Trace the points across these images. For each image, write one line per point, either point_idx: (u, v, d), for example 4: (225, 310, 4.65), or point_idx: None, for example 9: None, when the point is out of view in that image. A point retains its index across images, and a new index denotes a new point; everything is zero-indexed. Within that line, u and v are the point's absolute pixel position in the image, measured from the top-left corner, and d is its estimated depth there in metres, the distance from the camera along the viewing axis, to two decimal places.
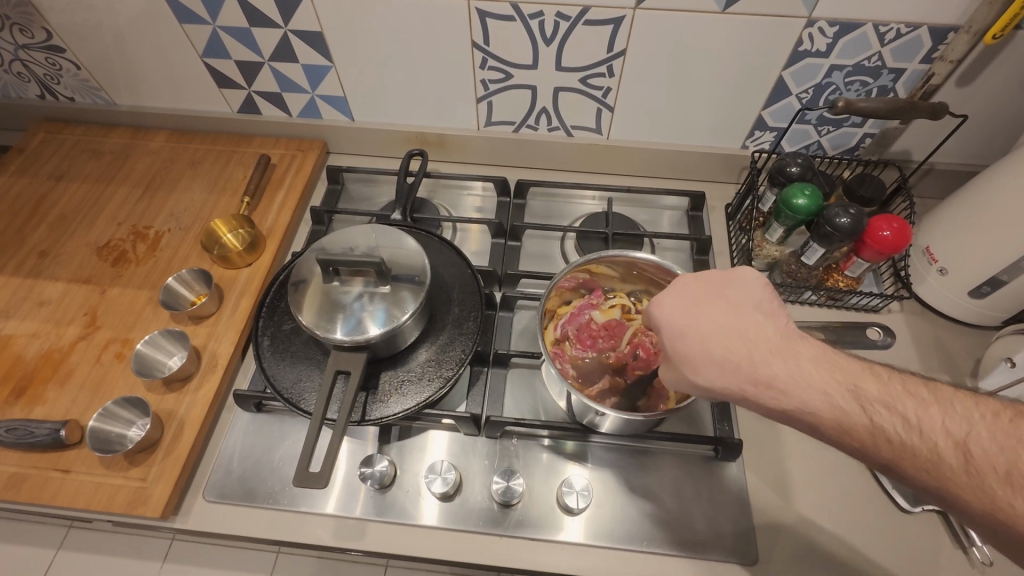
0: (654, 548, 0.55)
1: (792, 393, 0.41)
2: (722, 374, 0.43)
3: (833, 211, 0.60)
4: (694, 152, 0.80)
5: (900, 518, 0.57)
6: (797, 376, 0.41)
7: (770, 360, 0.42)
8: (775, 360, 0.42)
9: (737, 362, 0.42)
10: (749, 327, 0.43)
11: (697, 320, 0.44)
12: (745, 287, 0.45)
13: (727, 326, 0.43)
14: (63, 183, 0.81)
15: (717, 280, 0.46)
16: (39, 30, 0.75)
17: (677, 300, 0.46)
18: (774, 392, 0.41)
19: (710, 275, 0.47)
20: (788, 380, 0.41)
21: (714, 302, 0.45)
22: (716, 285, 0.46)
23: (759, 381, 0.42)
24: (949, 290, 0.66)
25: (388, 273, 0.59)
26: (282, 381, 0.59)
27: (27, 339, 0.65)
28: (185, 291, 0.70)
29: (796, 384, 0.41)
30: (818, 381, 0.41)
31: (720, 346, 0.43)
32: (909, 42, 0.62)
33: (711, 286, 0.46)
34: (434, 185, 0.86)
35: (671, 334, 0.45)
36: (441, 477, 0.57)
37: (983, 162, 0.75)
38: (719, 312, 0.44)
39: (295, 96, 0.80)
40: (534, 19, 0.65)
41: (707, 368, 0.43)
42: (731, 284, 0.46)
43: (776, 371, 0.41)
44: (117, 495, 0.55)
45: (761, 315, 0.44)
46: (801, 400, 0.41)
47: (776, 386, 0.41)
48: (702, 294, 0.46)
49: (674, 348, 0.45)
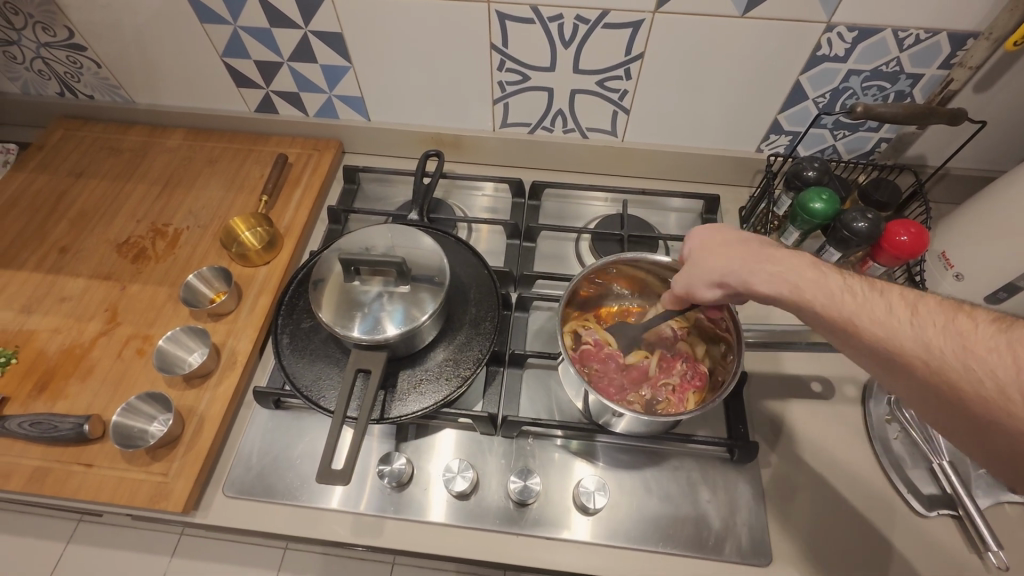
0: (669, 548, 0.55)
1: (809, 290, 0.46)
2: (748, 275, 0.49)
3: (850, 215, 0.60)
4: (709, 155, 0.80)
5: (915, 522, 0.57)
6: (819, 281, 0.46)
7: (799, 271, 0.47)
8: (803, 271, 0.47)
9: (764, 268, 0.49)
10: (777, 251, 0.50)
11: (735, 239, 0.53)
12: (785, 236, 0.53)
13: (760, 247, 0.51)
14: (83, 180, 0.81)
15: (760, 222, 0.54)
16: (61, 29, 0.76)
17: (721, 226, 0.55)
18: (793, 290, 0.47)
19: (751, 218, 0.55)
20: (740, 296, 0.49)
21: (754, 233, 0.53)
22: (758, 224, 0.54)
23: (781, 282, 0.48)
24: (965, 294, 0.65)
25: (408, 273, 0.59)
26: (302, 379, 0.59)
27: (49, 334, 0.66)
28: (204, 288, 0.71)
29: (816, 289, 0.46)
30: (834, 285, 0.46)
31: (751, 257, 0.50)
32: (928, 48, 0.62)
33: (750, 224, 0.54)
34: (449, 185, 0.87)
35: (709, 248, 0.53)
36: (459, 476, 0.57)
37: (999, 168, 0.75)
38: (755, 240, 0.52)
39: (313, 96, 0.81)
40: (553, 22, 0.65)
41: (735, 269, 0.50)
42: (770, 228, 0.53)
43: (799, 277, 0.47)
44: (139, 489, 0.56)
45: (793, 249, 0.51)
46: (810, 295, 0.46)
47: (800, 289, 0.47)
48: (745, 225, 0.54)
49: (708, 255, 0.53)
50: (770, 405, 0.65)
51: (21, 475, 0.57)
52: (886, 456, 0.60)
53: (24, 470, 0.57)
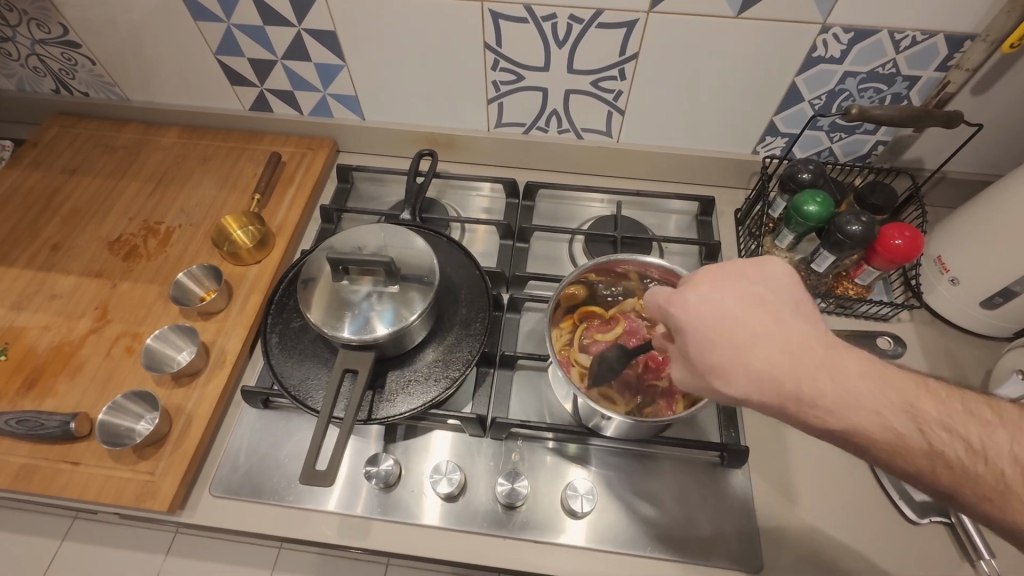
0: (657, 553, 0.55)
1: (845, 409, 0.40)
2: (758, 387, 0.41)
3: (844, 218, 0.60)
4: (705, 156, 0.80)
5: (907, 529, 0.56)
6: (844, 391, 0.40)
7: (815, 376, 0.40)
8: (818, 374, 0.40)
9: (776, 372, 0.41)
10: (786, 333, 0.41)
11: (732, 320, 0.42)
12: (774, 286, 0.44)
13: (764, 331, 0.41)
14: (76, 177, 0.81)
15: (748, 280, 0.44)
16: (55, 26, 0.75)
17: (710, 289, 0.44)
18: (818, 411, 0.40)
19: (734, 272, 0.44)
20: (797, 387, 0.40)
21: (751, 304, 0.42)
22: (747, 285, 0.43)
23: (800, 399, 0.40)
24: (959, 299, 0.66)
25: (397, 273, 0.59)
26: (290, 378, 0.59)
27: (38, 331, 0.66)
28: (194, 287, 0.71)
29: (845, 407, 0.40)
30: (870, 401, 0.40)
31: (761, 355, 0.41)
32: (925, 50, 0.62)
33: (736, 286, 0.43)
34: (443, 185, 0.86)
35: (699, 339, 0.42)
36: (446, 477, 0.57)
37: (997, 171, 0.74)
38: (754, 316, 0.42)
39: (307, 94, 0.81)
40: (547, 21, 0.65)
41: (742, 378, 0.41)
42: (764, 290, 0.43)
43: (821, 388, 0.40)
44: (126, 488, 0.56)
45: (800, 323, 0.42)
46: (853, 421, 0.40)
47: (820, 404, 0.40)
48: (733, 289, 0.43)
49: (703, 351, 0.42)
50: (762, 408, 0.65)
51: (8, 473, 0.57)
52: None
53: (10, 467, 0.57)
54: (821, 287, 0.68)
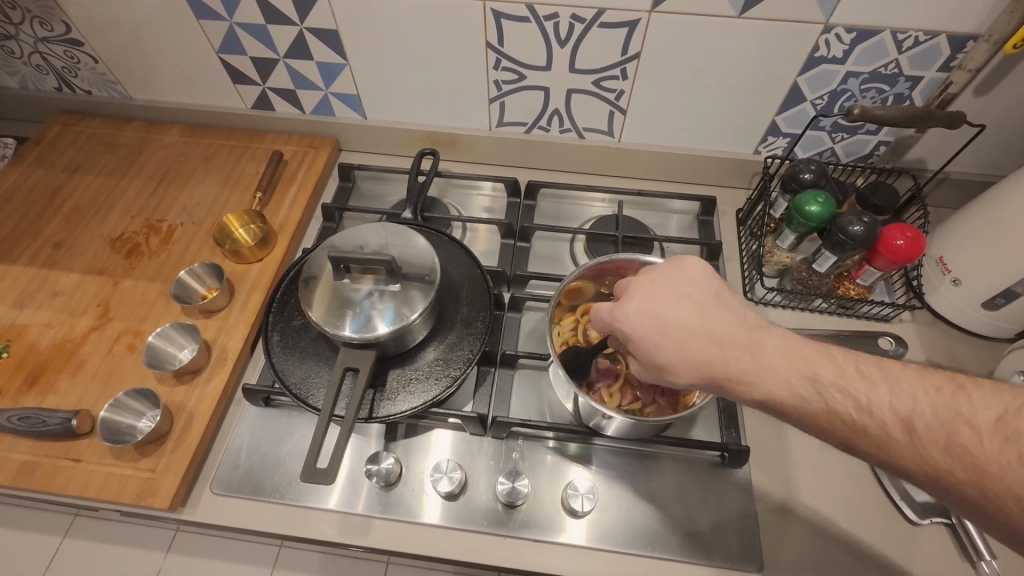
0: (657, 552, 0.55)
1: (765, 380, 0.42)
2: (695, 374, 0.44)
3: (846, 218, 0.60)
4: (706, 156, 0.80)
5: (908, 530, 0.56)
6: (765, 364, 0.42)
7: (740, 357, 0.43)
8: (742, 355, 0.43)
9: (708, 361, 0.43)
10: (714, 321, 0.44)
11: (661, 320, 0.45)
12: (689, 273, 0.47)
13: (692, 323, 0.44)
14: (79, 175, 0.82)
15: (669, 275, 0.47)
16: (58, 24, 0.76)
17: (644, 292, 0.46)
18: (745, 387, 0.43)
19: (657, 270, 0.48)
20: (748, 374, 0.42)
21: (682, 299, 0.45)
22: (669, 281, 0.47)
23: (729, 379, 0.43)
24: (961, 300, 0.66)
25: (398, 271, 0.59)
26: (291, 376, 0.59)
27: (40, 328, 0.66)
28: (196, 285, 0.71)
29: (764, 377, 0.42)
30: (780, 368, 0.42)
31: (693, 344, 0.44)
32: (927, 50, 0.62)
33: (665, 285, 0.46)
34: (445, 184, 0.86)
35: (639, 341, 0.46)
36: (447, 476, 0.57)
37: (1000, 172, 0.74)
38: (683, 311, 0.45)
39: (309, 93, 0.81)
40: (549, 20, 0.65)
41: (686, 369, 0.44)
42: (686, 282, 0.46)
43: (745, 367, 0.43)
44: (127, 485, 0.56)
45: (720, 306, 0.45)
46: (774, 393, 0.42)
47: (744, 381, 0.43)
48: (663, 287, 0.46)
49: (646, 352, 0.46)
50: (763, 408, 0.65)
51: (10, 469, 0.57)
52: (880, 462, 0.60)
53: (12, 464, 0.57)
54: (823, 287, 0.68)
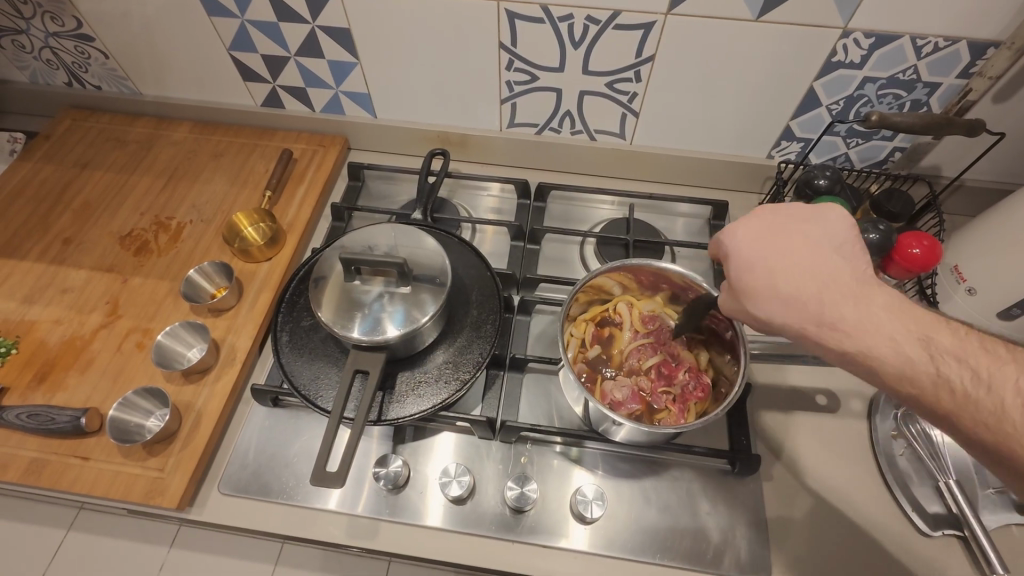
0: (666, 560, 0.54)
1: (854, 333, 0.42)
2: (786, 309, 0.45)
3: (861, 226, 0.59)
4: (718, 160, 0.79)
5: (920, 542, 0.56)
6: (865, 316, 0.42)
7: (843, 303, 0.43)
8: (845, 304, 0.43)
9: (804, 298, 0.44)
10: (819, 264, 0.45)
11: (770, 250, 0.47)
12: (826, 228, 0.47)
13: (796, 262, 0.45)
14: (88, 171, 0.81)
15: (799, 217, 0.48)
16: (69, 19, 0.75)
17: (756, 225, 0.48)
18: (836, 331, 0.43)
19: (801, 215, 0.48)
20: (857, 326, 0.42)
21: (792, 241, 0.46)
22: (792, 220, 0.48)
23: (823, 321, 0.43)
24: (976, 310, 0.64)
25: (409, 274, 0.58)
26: (300, 377, 0.59)
27: (50, 325, 0.66)
28: (205, 284, 0.71)
29: (863, 330, 0.42)
30: (888, 327, 0.42)
31: (789, 282, 0.45)
32: (947, 56, 0.61)
33: (789, 230, 0.47)
34: (454, 185, 0.86)
35: (742, 265, 0.48)
36: (455, 480, 0.57)
37: (1016, 180, 0.73)
38: (786, 247, 0.46)
39: (319, 91, 0.80)
40: (563, 21, 0.64)
41: (777, 304, 0.45)
42: (816, 231, 0.47)
43: (845, 313, 0.43)
44: (135, 484, 0.56)
45: (842, 260, 0.45)
46: (865, 345, 0.42)
47: (840, 328, 0.43)
48: (778, 232, 0.48)
49: (742, 278, 0.48)
50: (773, 415, 0.64)
51: (18, 466, 0.57)
52: (891, 472, 0.59)
53: (21, 461, 0.57)
54: None
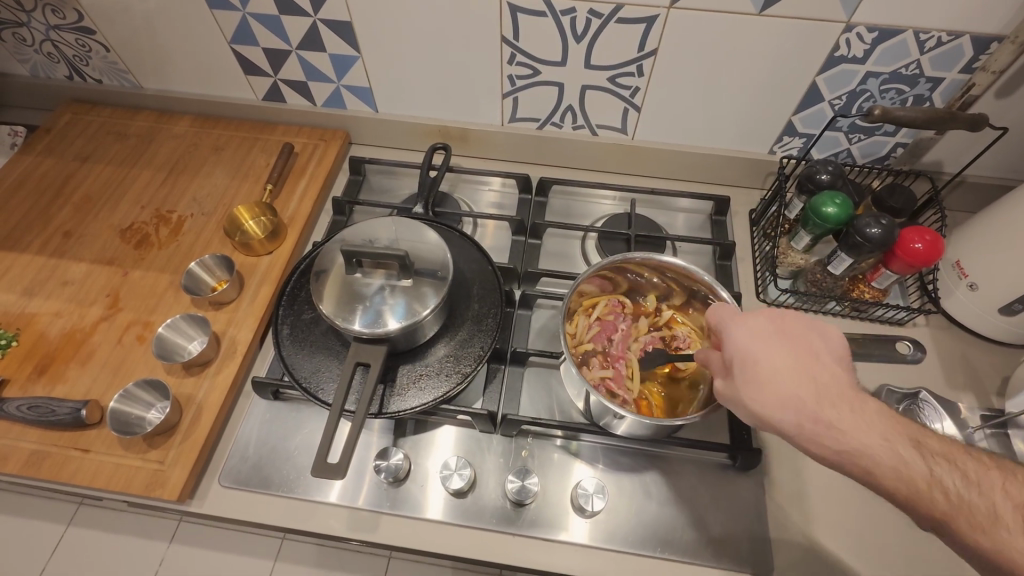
0: (666, 553, 0.54)
1: (851, 435, 0.41)
2: (784, 410, 0.42)
3: (863, 220, 0.59)
4: (719, 155, 0.79)
5: (920, 537, 0.56)
6: (859, 423, 0.42)
7: (836, 408, 0.42)
8: (839, 407, 0.42)
9: (802, 398, 0.42)
10: (813, 366, 0.44)
11: (771, 348, 0.44)
12: (828, 339, 0.45)
13: (794, 361, 0.44)
14: (88, 164, 0.81)
15: (803, 322, 0.46)
16: (71, 12, 0.75)
17: (756, 323, 0.46)
18: (832, 432, 0.41)
19: (793, 313, 0.47)
20: (850, 426, 0.41)
21: (792, 340, 0.45)
22: (799, 325, 0.46)
23: (819, 422, 0.42)
24: (981, 306, 0.65)
25: (411, 267, 0.58)
26: (301, 370, 0.59)
27: (50, 317, 0.66)
28: (206, 277, 0.71)
29: (857, 435, 0.41)
30: (878, 434, 0.41)
31: (786, 379, 0.43)
32: (950, 51, 0.61)
33: (789, 326, 0.46)
34: (455, 179, 0.86)
35: (740, 356, 0.45)
36: (456, 473, 0.57)
37: (1018, 176, 0.73)
38: (789, 351, 0.44)
39: (321, 85, 0.80)
40: (566, 15, 0.64)
41: (776, 403, 0.43)
42: (811, 331, 0.46)
43: (840, 417, 0.42)
44: (136, 476, 0.56)
45: (836, 366, 0.44)
46: (862, 443, 0.41)
47: (836, 430, 0.41)
48: (783, 328, 0.46)
49: (743, 372, 0.44)
50: None
51: (19, 458, 0.57)
52: None
53: (22, 452, 0.57)
54: (837, 290, 0.68)
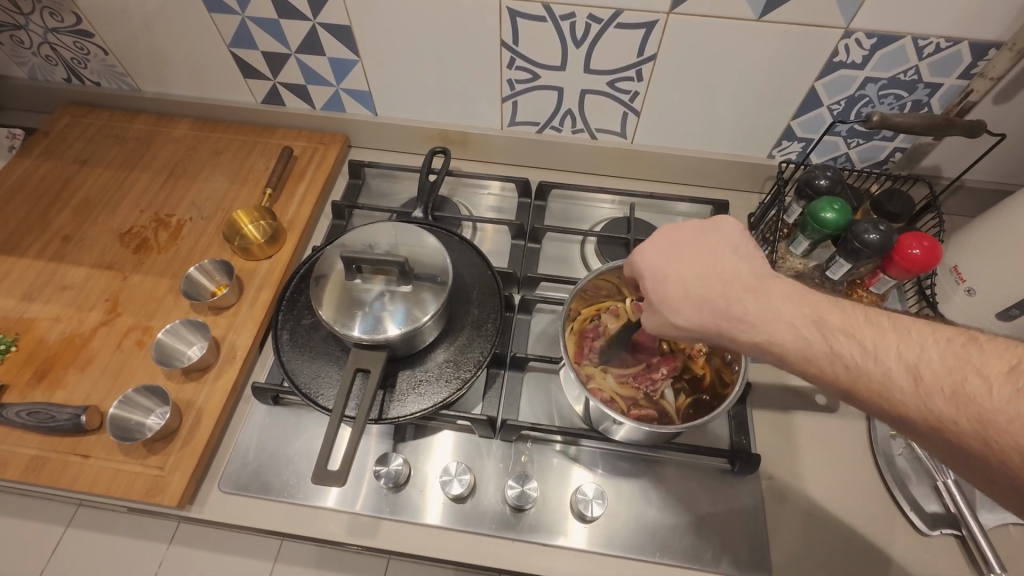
0: (665, 558, 0.55)
1: (761, 326, 0.43)
2: (700, 312, 0.45)
3: (862, 226, 0.59)
4: (718, 159, 0.79)
5: (917, 541, 0.56)
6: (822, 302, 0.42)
7: (742, 298, 0.44)
8: (748, 298, 0.44)
9: (711, 298, 0.45)
10: (715, 265, 0.46)
11: (672, 260, 0.48)
12: (724, 232, 0.48)
13: (694, 263, 0.46)
14: (87, 167, 0.81)
15: (694, 227, 0.49)
16: (69, 15, 0.75)
17: (659, 242, 0.49)
18: (745, 326, 0.43)
19: (690, 224, 0.49)
20: (759, 316, 0.43)
21: (693, 248, 0.47)
22: (693, 231, 0.48)
23: (731, 317, 0.44)
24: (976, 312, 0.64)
25: (410, 273, 0.58)
26: (300, 375, 0.59)
27: (49, 322, 0.66)
28: (206, 282, 0.71)
29: (766, 322, 0.42)
30: None
31: (695, 285, 0.46)
32: (948, 57, 0.61)
33: (680, 238, 0.48)
34: (454, 183, 0.86)
35: (651, 277, 0.48)
36: (456, 479, 0.57)
37: (1016, 181, 0.73)
38: (690, 255, 0.47)
39: (320, 89, 0.80)
40: (565, 20, 0.64)
41: (689, 308, 0.46)
42: (704, 231, 0.48)
43: (747, 308, 0.43)
44: (135, 482, 0.56)
45: (735, 256, 0.46)
46: (771, 334, 0.42)
47: (746, 321, 0.43)
48: (675, 240, 0.48)
49: (655, 290, 0.48)
50: (772, 415, 0.64)
51: (19, 464, 0.57)
52: (890, 471, 0.59)
53: (22, 458, 0.57)
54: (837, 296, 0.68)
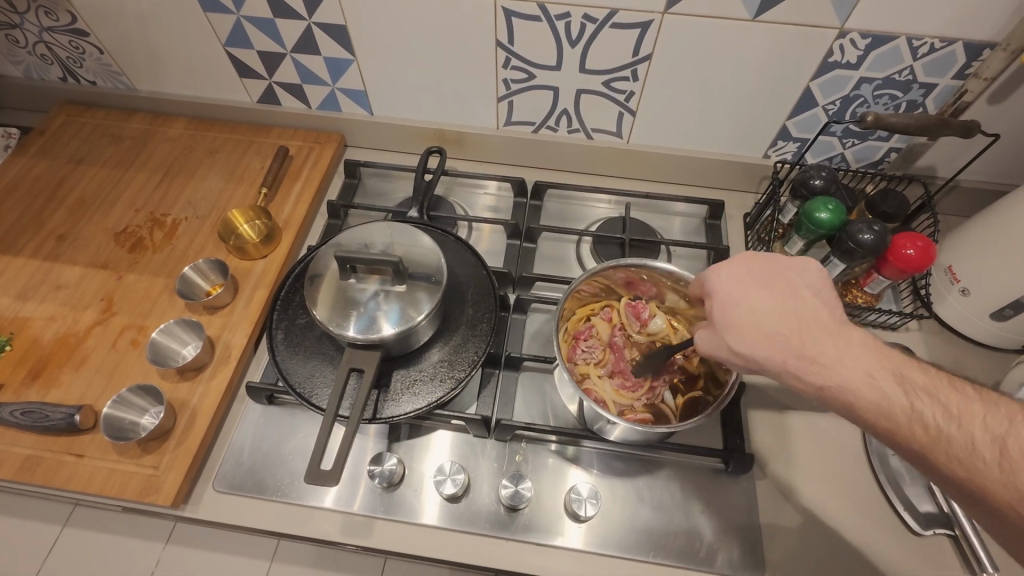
0: (659, 558, 0.55)
1: (833, 370, 0.43)
2: (768, 347, 0.45)
3: (856, 226, 0.59)
4: (714, 159, 0.79)
5: (911, 541, 0.56)
6: None
7: (820, 342, 0.44)
8: (824, 342, 0.44)
9: (783, 335, 0.45)
10: (789, 305, 0.45)
11: (748, 292, 0.47)
12: (807, 276, 0.47)
13: (772, 299, 0.46)
14: (82, 166, 0.81)
15: (781, 262, 0.48)
16: (64, 14, 0.75)
17: (735, 269, 0.48)
18: (816, 368, 0.43)
19: (770, 259, 0.48)
20: (834, 359, 0.43)
21: (776, 284, 0.47)
22: (779, 267, 0.48)
23: (801, 355, 0.44)
24: (970, 310, 0.65)
25: (405, 272, 0.58)
26: (295, 375, 0.59)
27: (44, 321, 0.66)
28: (201, 281, 0.70)
29: (839, 368, 0.42)
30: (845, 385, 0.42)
31: (768, 318, 0.45)
32: (943, 57, 0.61)
33: (766, 269, 0.48)
34: (450, 183, 0.85)
35: (723, 303, 0.48)
36: (450, 478, 0.57)
37: (1011, 181, 0.74)
38: (771, 290, 0.46)
39: (316, 88, 0.80)
40: (561, 20, 0.64)
41: (755, 339, 0.45)
42: (790, 269, 0.48)
43: (823, 350, 0.43)
44: (129, 481, 0.56)
45: (817, 300, 0.46)
46: (842, 378, 0.42)
47: (819, 363, 0.43)
48: (757, 270, 0.48)
49: (724, 314, 0.47)
50: (767, 415, 0.65)
51: (13, 463, 0.57)
52: (884, 470, 0.59)
53: (16, 458, 0.57)
54: None
